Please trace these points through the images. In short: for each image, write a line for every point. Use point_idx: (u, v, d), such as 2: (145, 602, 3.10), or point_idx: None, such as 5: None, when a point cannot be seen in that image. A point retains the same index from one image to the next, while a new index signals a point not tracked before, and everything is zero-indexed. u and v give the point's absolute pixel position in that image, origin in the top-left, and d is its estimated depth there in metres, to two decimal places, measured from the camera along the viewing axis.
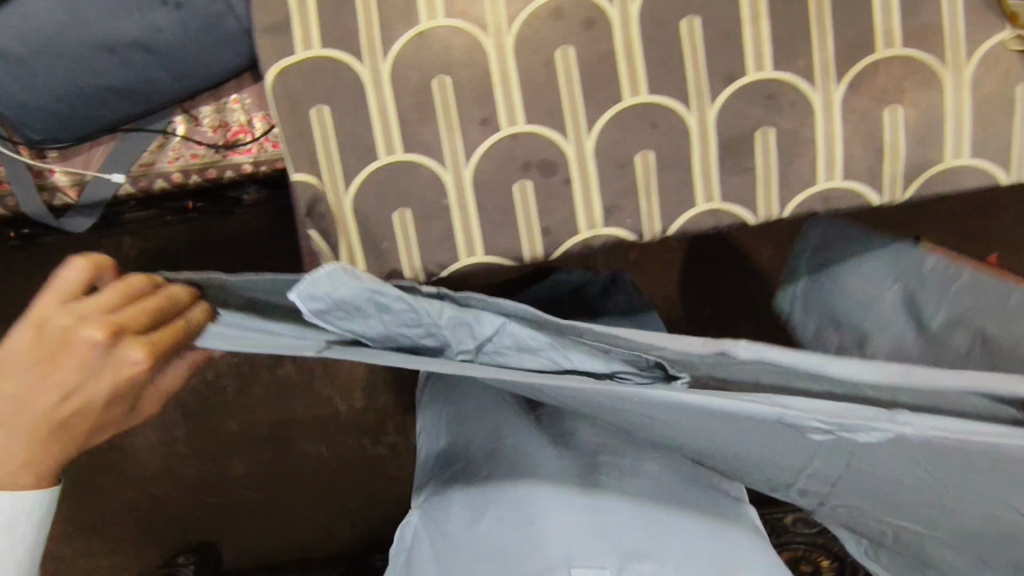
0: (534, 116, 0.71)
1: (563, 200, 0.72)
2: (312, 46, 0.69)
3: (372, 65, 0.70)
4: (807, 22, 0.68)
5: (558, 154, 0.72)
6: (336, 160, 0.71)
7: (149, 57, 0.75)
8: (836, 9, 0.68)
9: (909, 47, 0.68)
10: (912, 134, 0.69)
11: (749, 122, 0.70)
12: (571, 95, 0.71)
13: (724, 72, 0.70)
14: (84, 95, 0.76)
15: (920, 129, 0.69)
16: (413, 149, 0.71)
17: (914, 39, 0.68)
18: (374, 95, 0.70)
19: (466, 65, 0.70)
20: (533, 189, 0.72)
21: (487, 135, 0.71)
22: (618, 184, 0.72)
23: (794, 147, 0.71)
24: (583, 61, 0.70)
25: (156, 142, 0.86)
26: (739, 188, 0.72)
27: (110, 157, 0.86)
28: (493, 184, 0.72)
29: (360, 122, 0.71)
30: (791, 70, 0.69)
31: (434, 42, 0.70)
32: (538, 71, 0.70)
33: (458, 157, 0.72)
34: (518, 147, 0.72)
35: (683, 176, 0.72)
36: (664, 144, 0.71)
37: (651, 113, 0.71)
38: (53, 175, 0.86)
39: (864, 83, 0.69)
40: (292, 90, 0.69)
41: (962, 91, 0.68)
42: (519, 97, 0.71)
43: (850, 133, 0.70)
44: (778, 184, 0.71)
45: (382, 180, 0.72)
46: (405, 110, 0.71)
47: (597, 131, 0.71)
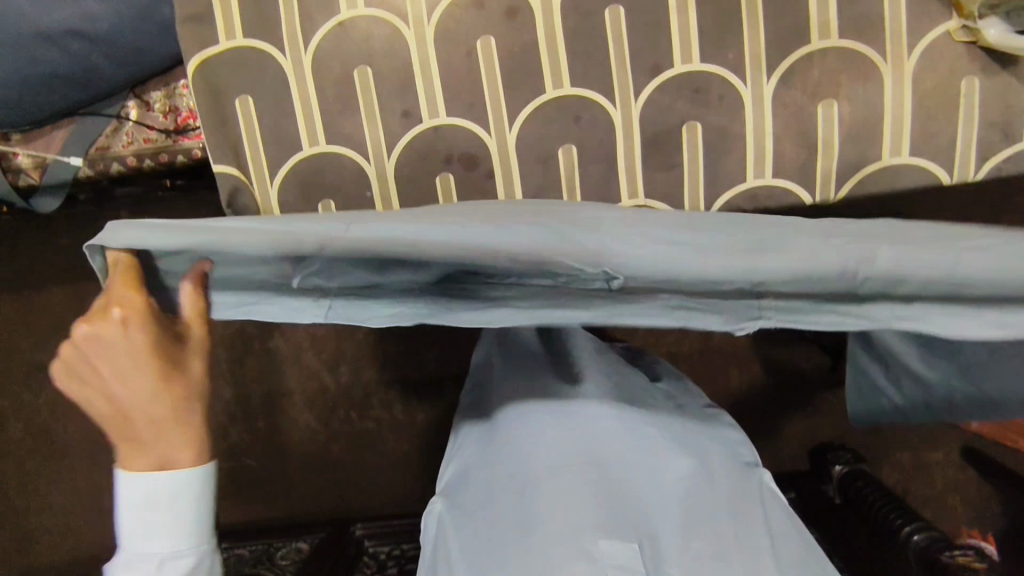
0: (456, 108, 0.70)
1: (485, 193, 0.72)
2: (234, 36, 0.69)
3: (292, 56, 0.69)
4: (738, 13, 0.65)
5: (480, 147, 0.70)
6: (261, 152, 0.71)
7: (87, 44, 0.78)
8: None
9: (845, 38, 0.65)
10: (846, 131, 0.66)
11: (675, 117, 0.68)
12: (494, 87, 0.69)
13: (651, 64, 0.67)
14: (30, 82, 0.79)
15: (855, 125, 0.66)
16: (336, 141, 0.71)
17: (850, 31, 0.65)
18: (296, 86, 0.70)
19: (387, 56, 0.69)
20: (456, 183, 0.72)
21: (408, 128, 0.70)
22: (541, 178, 0.71)
23: (723, 143, 0.68)
24: (505, 52, 0.68)
25: (111, 126, 0.88)
26: (665, 185, 0.70)
27: (69, 139, 0.88)
28: (416, 177, 0.72)
29: (281, 113, 0.70)
30: (721, 62, 0.66)
31: (354, 32, 0.69)
32: (459, 61, 0.69)
33: (380, 150, 0.71)
34: (440, 140, 0.70)
35: (607, 172, 0.70)
36: (589, 138, 0.69)
37: (575, 106, 0.69)
38: (18, 157, 0.90)
39: (798, 76, 0.66)
40: (215, 79, 0.70)
41: (904, 85, 0.65)
42: (439, 89, 0.69)
43: (780, 130, 0.67)
44: (705, 181, 0.69)
45: (305, 172, 0.72)
46: (327, 100, 0.70)
47: (520, 125, 0.70)
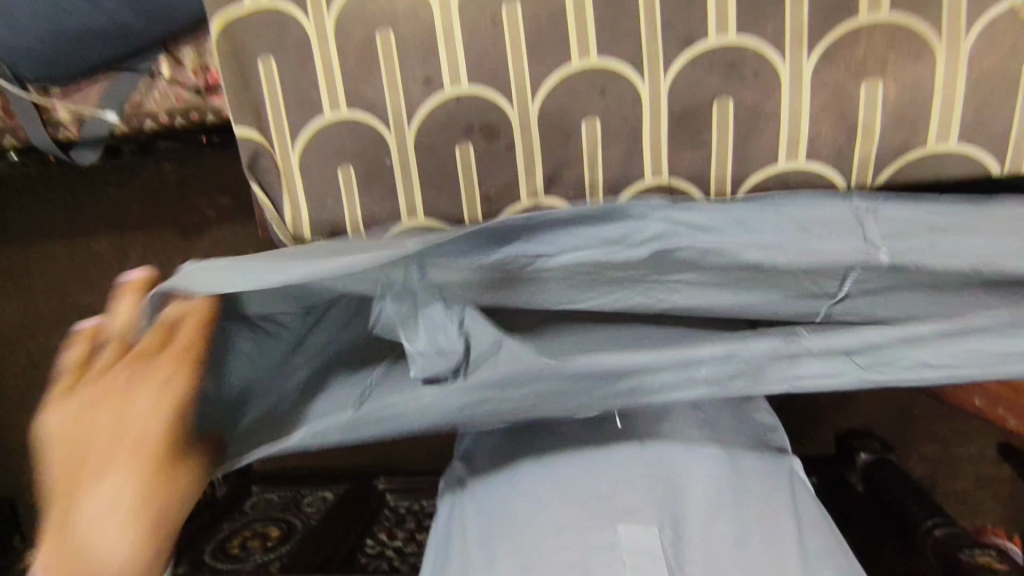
0: (479, 76, 0.68)
1: (505, 166, 0.70)
2: None
3: (315, 18, 0.68)
4: None
5: (502, 118, 0.68)
6: (282, 115, 0.71)
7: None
8: None
9: (896, 12, 0.60)
10: (891, 113, 0.62)
11: (706, 92, 0.65)
12: (518, 55, 0.67)
13: (683, 36, 0.64)
14: (66, 37, 0.81)
15: (902, 107, 0.62)
16: (357, 106, 0.70)
17: (902, 4, 0.60)
18: (318, 48, 0.69)
19: (410, 20, 0.67)
20: (475, 154, 0.70)
21: (430, 95, 0.69)
22: (563, 152, 0.69)
23: (755, 122, 0.64)
24: (531, 19, 0.66)
25: (144, 83, 0.89)
26: (691, 163, 0.67)
27: (104, 96, 0.90)
28: (435, 148, 0.70)
29: (304, 77, 0.70)
30: (759, 35, 0.62)
31: None
32: (483, 27, 0.67)
33: (400, 117, 0.70)
34: (461, 109, 0.69)
35: (632, 148, 0.67)
36: (614, 112, 0.67)
37: (601, 77, 0.66)
38: (57, 110, 0.92)
39: (842, 52, 0.62)
40: (238, 40, 0.69)
41: (958, 65, 0.60)
42: (462, 56, 0.67)
43: (819, 109, 0.63)
44: (734, 161, 0.66)
45: (325, 137, 0.71)
46: (348, 65, 0.69)
47: (543, 95, 0.67)
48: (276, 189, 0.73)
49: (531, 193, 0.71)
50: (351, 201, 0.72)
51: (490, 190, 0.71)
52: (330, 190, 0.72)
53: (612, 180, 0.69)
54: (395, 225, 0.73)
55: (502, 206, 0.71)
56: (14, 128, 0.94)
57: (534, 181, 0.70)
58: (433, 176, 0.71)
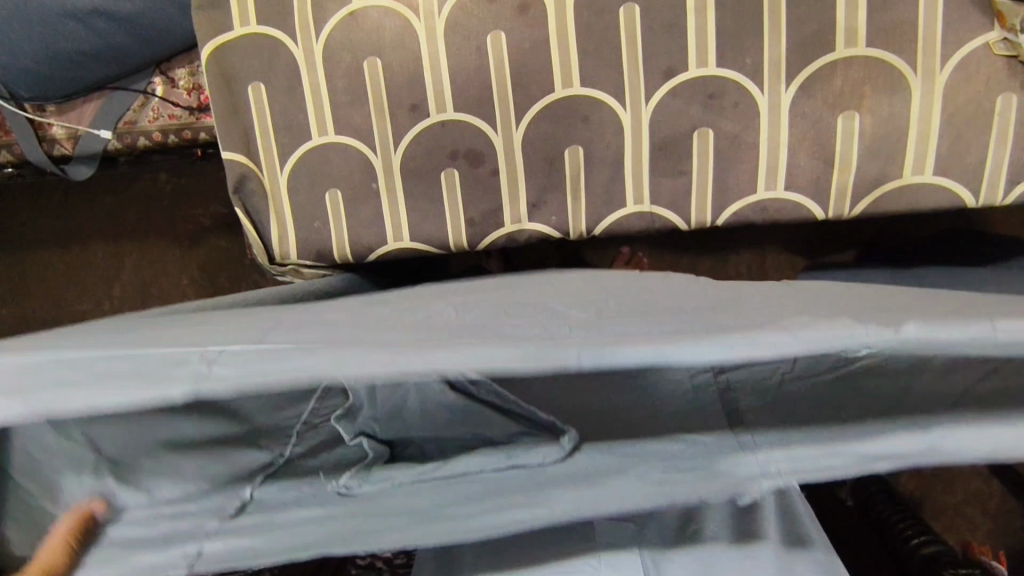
0: (464, 103, 0.69)
1: (490, 191, 0.71)
2: (249, 22, 0.70)
3: (304, 44, 0.69)
4: (759, 15, 0.62)
5: (487, 145, 0.70)
6: (271, 139, 0.72)
7: (111, 23, 0.80)
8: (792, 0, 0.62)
9: (873, 46, 0.61)
10: (868, 145, 0.63)
11: (686, 122, 0.66)
12: (503, 83, 0.68)
13: (664, 67, 0.65)
14: (59, 58, 0.82)
15: (878, 140, 0.63)
16: (345, 132, 0.71)
17: (879, 39, 0.61)
18: (307, 75, 0.70)
19: (396, 48, 0.68)
20: (460, 179, 0.71)
21: (416, 121, 0.70)
22: (546, 178, 0.70)
23: (734, 152, 0.65)
24: (515, 48, 0.67)
25: (138, 101, 0.90)
26: (672, 191, 0.68)
27: (98, 114, 0.91)
28: (420, 173, 0.71)
29: (292, 102, 0.71)
30: (738, 67, 0.64)
31: (365, 23, 0.69)
32: (469, 56, 0.68)
33: (387, 142, 0.71)
34: (446, 135, 0.70)
35: (615, 175, 0.69)
36: (596, 140, 0.68)
37: (583, 106, 0.67)
38: (52, 127, 0.93)
39: (820, 85, 0.63)
40: (227, 66, 0.71)
41: (934, 100, 0.61)
42: (448, 84, 0.68)
43: (797, 140, 0.64)
44: (714, 190, 0.67)
45: (312, 162, 0.72)
46: (335, 91, 0.70)
47: (527, 123, 0.68)
48: (263, 212, 0.74)
49: (515, 219, 0.72)
50: (339, 225, 0.73)
51: (475, 215, 0.72)
52: (318, 213, 0.73)
53: (595, 206, 0.70)
54: (382, 248, 0.74)
55: (486, 231, 0.72)
56: (10, 144, 0.95)
57: (518, 207, 0.71)
58: (419, 200, 0.72)
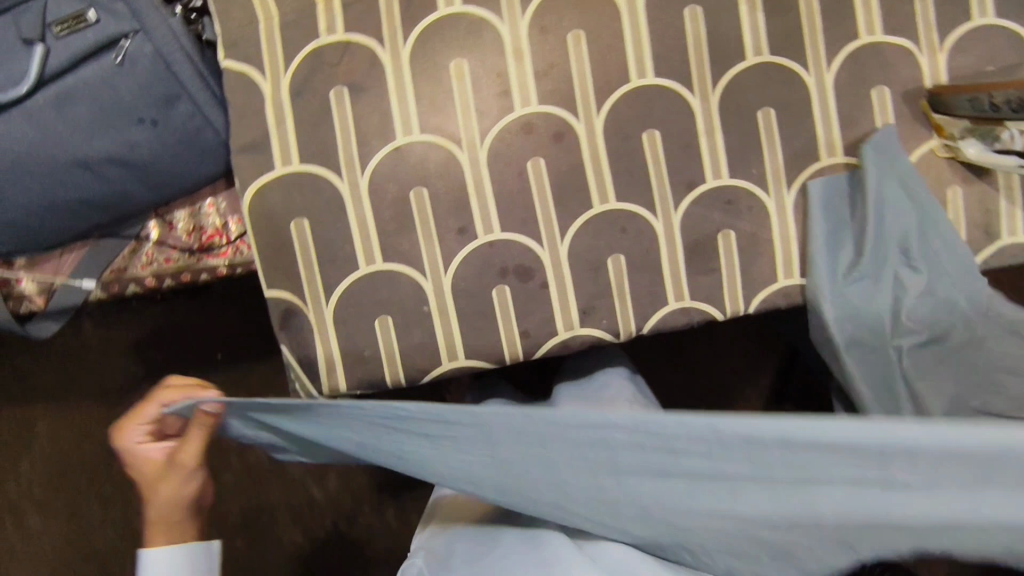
0: (509, 223, 0.74)
1: (540, 303, 0.75)
2: (291, 161, 0.72)
3: (350, 180, 0.72)
4: (758, 138, 0.75)
5: (533, 259, 0.74)
6: (318, 273, 0.73)
7: (123, 169, 0.76)
8: (780, 122, 0.75)
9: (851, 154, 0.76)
10: None
11: (711, 226, 0.75)
12: (545, 202, 0.74)
13: (686, 179, 0.75)
14: (55, 208, 0.77)
15: None
16: (393, 258, 0.73)
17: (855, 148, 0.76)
18: (353, 209, 0.72)
19: (442, 177, 0.73)
20: (511, 294, 0.74)
21: (465, 243, 0.74)
22: (592, 287, 0.75)
23: (749, 241, 0.76)
24: (553, 172, 0.74)
25: (130, 247, 0.86)
26: (706, 287, 0.76)
27: (82, 263, 0.85)
28: (475, 292, 0.74)
29: (340, 236, 0.72)
30: (746, 176, 0.75)
31: (410, 156, 0.73)
32: (512, 181, 0.73)
33: (438, 264, 0.74)
34: (495, 254, 0.74)
35: (654, 279, 0.76)
36: (636, 248, 0.75)
37: (621, 219, 0.75)
38: (20, 283, 0.85)
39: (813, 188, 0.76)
40: (272, 203, 0.72)
41: None
42: (493, 208, 0.74)
43: (803, 233, 0.76)
44: (742, 283, 0.76)
45: (361, 291, 0.73)
46: (383, 221, 0.73)
47: (581, 219, 0.74)
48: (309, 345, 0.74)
49: (568, 326, 0.76)
50: (393, 349, 0.74)
51: (528, 327, 0.75)
52: (368, 340, 0.74)
53: (640, 309, 0.76)
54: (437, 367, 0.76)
55: (542, 340, 0.76)
56: None
57: (570, 316, 0.75)
58: (471, 318, 0.74)
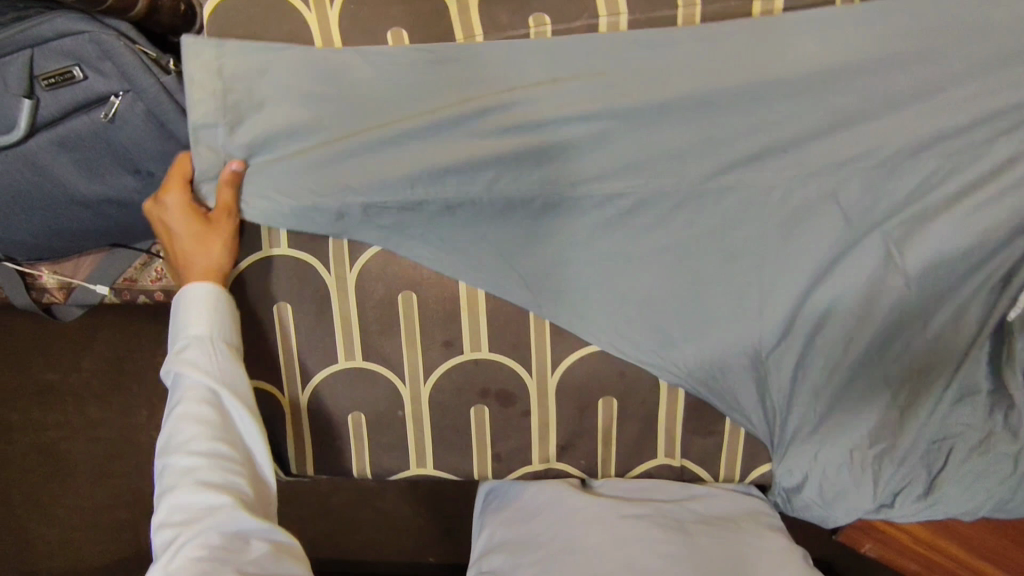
0: (499, 345, 0.70)
1: (518, 429, 0.72)
2: (279, 244, 0.68)
3: (338, 273, 0.68)
4: (795, 292, 0.65)
5: (518, 386, 0.71)
6: (296, 365, 0.71)
7: (125, 211, 0.73)
8: (822, 280, 0.65)
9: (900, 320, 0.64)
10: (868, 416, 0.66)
11: (720, 384, 0.68)
12: (541, 332, 0.69)
13: (702, 324, 0.67)
14: (63, 235, 0.76)
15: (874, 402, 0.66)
16: (374, 359, 0.71)
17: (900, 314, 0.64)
18: (338, 303, 0.69)
19: (435, 287, 0.68)
20: (489, 416, 0.72)
21: (449, 357, 0.70)
22: (575, 423, 0.71)
23: (757, 401, 0.69)
24: (550, 301, 0.68)
25: (141, 259, 0.87)
26: (699, 445, 0.72)
27: (98, 269, 0.87)
28: (452, 407, 0.72)
29: (324, 332, 0.70)
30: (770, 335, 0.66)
31: (403, 257, 0.68)
32: (507, 304, 0.69)
33: (417, 375, 0.71)
34: (479, 372, 0.71)
35: (643, 428, 0.71)
36: (629, 394, 0.70)
37: (621, 363, 0.70)
38: (43, 277, 0.88)
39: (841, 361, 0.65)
40: (260, 282, 0.68)
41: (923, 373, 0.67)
42: (485, 327, 0.69)
43: (826, 415, 0.66)
44: (743, 448, 0.72)
45: (337, 386, 0.72)
46: (367, 322, 0.70)
47: (575, 356, 0.70)
48: (278, 433, 0.73)
49: (544, 458, 0.73)
50: (362, 448, 0.74)
51: (502, 449, 0.73)
52: (339, 435, 0.73)
53: (622, 453, 0.73)
54: (403, 472, 0.75)
55: (514, 466, 0.74)
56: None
57: (547, 449, 0.73)
58: (446, 431, 0.73)
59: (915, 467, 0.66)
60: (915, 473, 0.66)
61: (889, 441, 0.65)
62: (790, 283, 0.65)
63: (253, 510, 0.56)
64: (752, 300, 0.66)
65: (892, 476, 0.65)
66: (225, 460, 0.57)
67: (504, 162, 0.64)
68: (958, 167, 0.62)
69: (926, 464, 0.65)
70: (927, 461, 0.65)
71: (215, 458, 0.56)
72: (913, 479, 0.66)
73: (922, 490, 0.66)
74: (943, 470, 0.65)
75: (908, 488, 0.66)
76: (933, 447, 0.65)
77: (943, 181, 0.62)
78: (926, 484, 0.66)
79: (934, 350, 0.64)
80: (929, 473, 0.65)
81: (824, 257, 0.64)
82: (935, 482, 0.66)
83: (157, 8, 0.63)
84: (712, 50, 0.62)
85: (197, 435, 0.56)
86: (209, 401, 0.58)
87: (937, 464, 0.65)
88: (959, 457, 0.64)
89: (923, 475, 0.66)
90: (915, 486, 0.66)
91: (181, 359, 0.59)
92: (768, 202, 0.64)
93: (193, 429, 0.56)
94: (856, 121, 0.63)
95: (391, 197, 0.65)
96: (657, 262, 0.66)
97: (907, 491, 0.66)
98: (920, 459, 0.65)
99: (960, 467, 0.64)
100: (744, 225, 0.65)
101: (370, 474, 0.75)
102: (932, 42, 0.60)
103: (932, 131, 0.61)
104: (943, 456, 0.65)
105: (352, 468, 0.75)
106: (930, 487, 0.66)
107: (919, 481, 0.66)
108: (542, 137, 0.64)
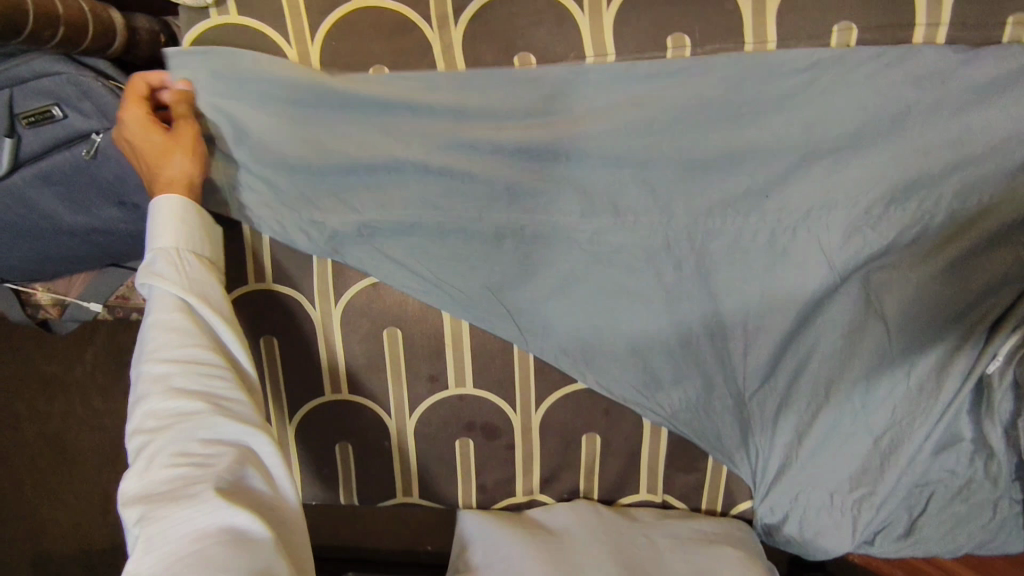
0: (484, 382, 0.70)
1: (503, 462, 0.73)
2: (263, 279, 0.67)
3: (323, 310, 0.68)
4: (780, 337, 0.65)
5: (503, 421, 0.71)
6: (283, 397, 0.72)
7: (111, 239, 0.73)
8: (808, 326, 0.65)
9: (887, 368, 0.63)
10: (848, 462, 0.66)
11: (703, 423, 0.69)
12: (525, 371, 0.69)
13: (685, 366, 0.67)
14: (52, 259, 0.76)
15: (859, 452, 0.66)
16: (359, 392, 0.71)
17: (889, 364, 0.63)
18: (323, 338, 0.69)
19: (420, 324, 0.68)
20: (474, 449, 0.73)
21: (435, 392, 0.71)
22: (559, 457, 0.72)
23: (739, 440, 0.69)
24: (534, 341, 0.68)
25: (132, 279, 0.86)
26: (681, 481, 0.73)
27: (89, 287, 0.86)
28: (437, 439, 0.73)
29: (309, 367, 0.71)
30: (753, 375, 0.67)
31: (387, 295, 0.68)
32: (492, 342, 0.69)
33: (402, 409, 0.72)
34: (464, 407, 0.71)
35: (626, 463, 0.72)
36: (613, 431, 0.71)
37: (606, 401, 0.70)
38: (37, 294, 0.88)
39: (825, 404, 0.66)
40: (247, 316, 0.69)
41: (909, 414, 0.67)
42: (470, 364, 0.69)
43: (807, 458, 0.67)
44: (724, 484, 0.73)
45: (324, 417, 0.72)
46: (353, 358, 0.70)
47: (559, 395, 0.70)
48: None
49: (528, 490, 0.74)
50: (349, 476, 0.75)
51: (487, 481, 0.74)
52: (327, 463, 0.75)
53: (605, 486, 0.74)
54: (391, 499, 0.76)
55: (499, 497, 0.75)
56: None
57: (532, 482, 0.74)
58: (432, 463, 0.74)
59: (891, 513, 0.66)
60: (891, 520, 0.67)
61: (869, 488, 0.66)
62: (775, 327, 0.65)
63: (232, 415, 0.55)
64: (737, 342, 0.66)
65: (867, 523, 0.66)
66: (203, 365, 0.55)
67: (488, 202, 0.64)
68: (951, 214, 0.61)
69: (901, 511, 0.66)
70: (904, 509, 0.66)
71: (191, 364, 0.54)
72: (888, 524, 0.67)
73: (895, 533, 0.67)
74: (919, 516, 0.66)
75: (883, 531, 0.67)
76: (911, 496, 0.66)
77: (934, 228, 0.61)
78: (900, 528, 0.67)
79: (924, 403, 0.63)
80: (904, 519, 0.66)
81: (811, 302, 0.64)
82: (910, 526, 0.67)
83: (135, 43, 0.62)
84: (702, 91, 0.61)
85: (171, 344, 0.54)
86: (183, 308, 0.56)
87: (913, 511, 0.66)
88: (936, 505, 0.65)
89: (899, 521, 0.67)
90: (889, 529, 0.67)
91: (152, 271, 0.56)
92: (755, 246, 0.63)
93: (166, 338, 0.54)
94: (845, 167, 0.61)
95: (374, 237, 0.65)
96: (642, 305, 0.66)
97: (882, 534, 0.68)
98: (897, 506, 0.66)
99: (934, 514, 0.65)
100: (730, 271, 0.64)
101: (357, 500, 0.76)
102: (927, 87, 0.59)
103: (923, 178, 0.60)
104: (920, 503, 0.66)
105: (340, 494, 0.76)
106: (904, 530, 0.67)
107: (894, 526, 0.67)
108: (526, 178, 0.63)
